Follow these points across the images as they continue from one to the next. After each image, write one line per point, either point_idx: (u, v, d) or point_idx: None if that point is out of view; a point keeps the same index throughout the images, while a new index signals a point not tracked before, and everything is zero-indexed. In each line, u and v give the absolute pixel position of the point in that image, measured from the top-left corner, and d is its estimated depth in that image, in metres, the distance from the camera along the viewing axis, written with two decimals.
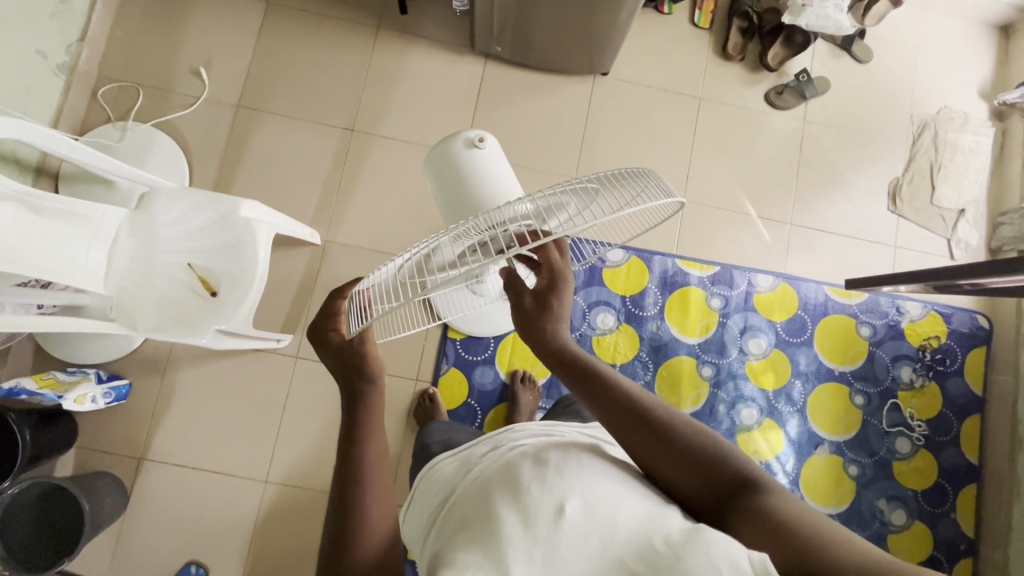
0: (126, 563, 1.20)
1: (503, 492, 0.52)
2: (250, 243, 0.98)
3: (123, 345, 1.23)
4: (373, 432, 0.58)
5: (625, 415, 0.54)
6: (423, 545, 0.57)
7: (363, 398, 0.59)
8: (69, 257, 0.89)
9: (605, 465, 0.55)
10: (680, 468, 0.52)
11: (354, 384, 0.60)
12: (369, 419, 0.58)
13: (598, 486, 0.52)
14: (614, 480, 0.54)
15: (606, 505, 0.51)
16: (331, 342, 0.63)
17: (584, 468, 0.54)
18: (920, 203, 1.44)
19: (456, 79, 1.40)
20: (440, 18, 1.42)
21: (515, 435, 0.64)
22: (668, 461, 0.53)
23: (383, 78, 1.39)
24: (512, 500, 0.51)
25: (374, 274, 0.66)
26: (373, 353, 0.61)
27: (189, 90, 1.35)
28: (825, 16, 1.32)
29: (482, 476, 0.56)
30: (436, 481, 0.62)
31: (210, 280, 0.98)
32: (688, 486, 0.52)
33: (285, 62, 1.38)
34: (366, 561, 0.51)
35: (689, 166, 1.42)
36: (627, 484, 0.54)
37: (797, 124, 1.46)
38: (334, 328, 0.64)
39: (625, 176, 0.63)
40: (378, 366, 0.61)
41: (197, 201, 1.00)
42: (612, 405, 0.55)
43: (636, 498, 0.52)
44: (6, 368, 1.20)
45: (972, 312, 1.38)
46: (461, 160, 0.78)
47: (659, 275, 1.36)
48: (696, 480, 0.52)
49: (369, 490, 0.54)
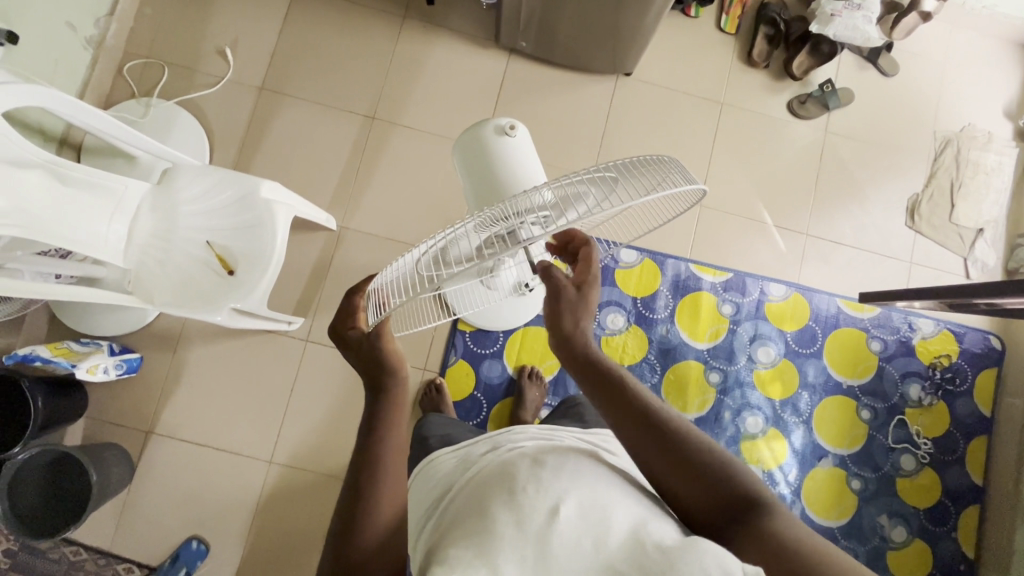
0: (129, 534, 1.21)
1: (498, 491, 0.53)
2: (270, 224, 0.98)
3: (137, 319, 1.25)
4: (391, 425, 0.58)
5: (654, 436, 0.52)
6: (417, 537, 0.58)
7: (383, 389, 0.60)
8: (89, 228, 0.90)
9: (600, 473, 0.56)
10: (688, 485, 0.51)
11: (374, 377, 0.61)
12: (387, 411, 0.59)
13: (591, 491, 0.52)
14: (608, 486, 0.54)
15: (601, 509, 0.51)
16: (349, 338, 0.63)
17: (579, 473, 0.54)
18: (938, 220, 1.43)
19: (478, 72, 1.40)
20: (466, 10, 1.42)
21: (515, 437, 0.66)
22: (672, 469, 0.52)
23: (406, 68, 1.39)
24: (507, 498, 0.51)
25: (388, 268, 0.67)
26: (390, 347, 0.61)
27: (214, 70, 1.36)
28: (853, 27, 1.31)
29: (480, 474, 0.57)
30: (435, 476, 0.66)
31: (228, 259, 0.98)
32: (696, 502, 0.52)
33: (310, 47, 1.38)
34: (374, 546, 0.51)
35: (707, 171, 1.42)
36: (621, 490, 0.54)
37: (819, 134, 1.45)
38: (354, 325, 0.65)
39: (644, 164, 0.63)
40: (395, 359, 0.61)
41: (218, 180, 1.00)
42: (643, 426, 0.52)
43: (628, 505, 0.52)
44: (22, 336, 1.21)
45: (985, 333, 1.37)
46: (503, 150, 0.78)
47: (671, 278, 1.36)
48: (711, 503, 0.51)
49: (379, 479, 0.54)
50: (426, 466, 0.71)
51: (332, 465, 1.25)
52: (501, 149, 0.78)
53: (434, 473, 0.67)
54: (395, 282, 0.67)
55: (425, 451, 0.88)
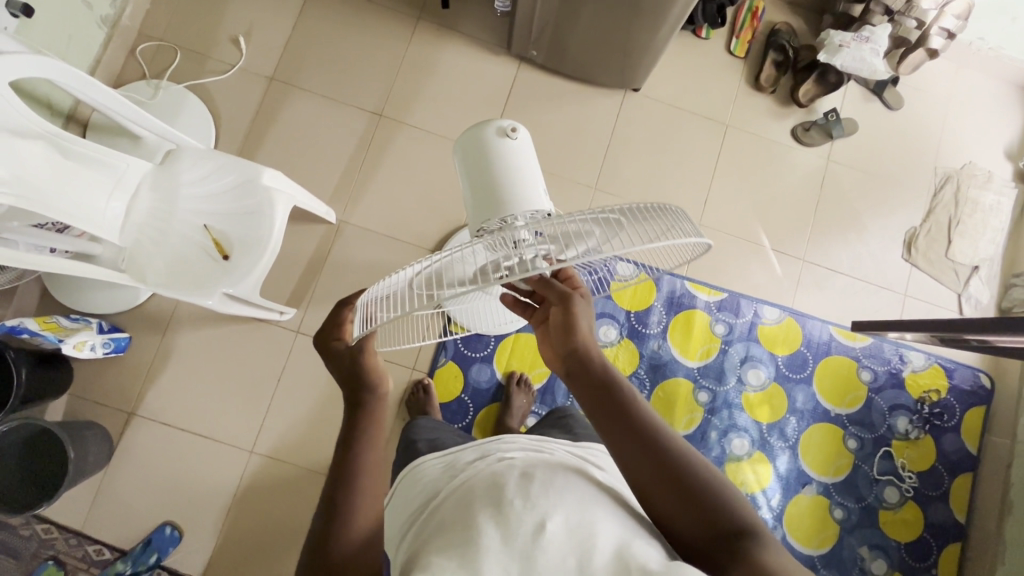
0: (102, 516, 1.20)
1: (486, 504, 0.52)
2: (268, 211, 0.98)
3: (129, 299, 1.24)
4: (372, 440, 0.59)
5: (649, 456, 0.52)
6: (397, 546, 0.57)
7: (362, 405, 0.61)
8: (88, 203, 0.90)
9: (589, 488, 0.55)
10: (679, 510, 0.51)
11: (355, 393, 0.62)
12: (368, 428, 0.60)
13: (581, 507, 0.52)
14: (597, 504, 0.54)
15: (587, 526, 0.50)
16: (335, 349, 0.64)
17: (567, 489, 0.54)
18: (935, 255, 1.43)
19: (488, 78, 1.42)
20: (480, 16, 1.43)
21: (504, 447, 0.65)
22: (661, 487, 0.51)
23: (417, 69, 1.40)
24: (494, 512, 0.51)
25: (381, 283, 0.62)
26: (371, 362, 0.62)
27: (226, 58, 1.37)
28: (861, 58, 1.33)
29: (468, 484, 0.56)
30: (418, 482, 0.64)
31: (224, 244, 0.98)
32: (687, 529, 0.51)
33: (323, 42, 1.39)
34: (347, 556, 0.53)
35: (708, 191, 1.43)
36: (609, 508, 0.54)
37: (820, 162, 1.46)
38: (340, 336, 0.66)
39: (648, 211, 0.62)
40: (381, 378, 0.62)
41: (219, 165, 1.00)
42: (636, 448, 0.52)
43: (615, 522, 0.52)
44: (11, 306, 1.21)
45: (975, 370, 1.37)
46: (506, 151, 0.78)
47: (666, 294, 1.36)
48: (702, 528, 0.50)
49: (357, 490, 0.56)
50: (408, 472, 0.68)
51: (313, 459, 1.24)
52: (501, 150, 0.78)
53: (416, 478, 0.65)
54: (384, 298, 0.62)
55: (410, 453, 0.87)
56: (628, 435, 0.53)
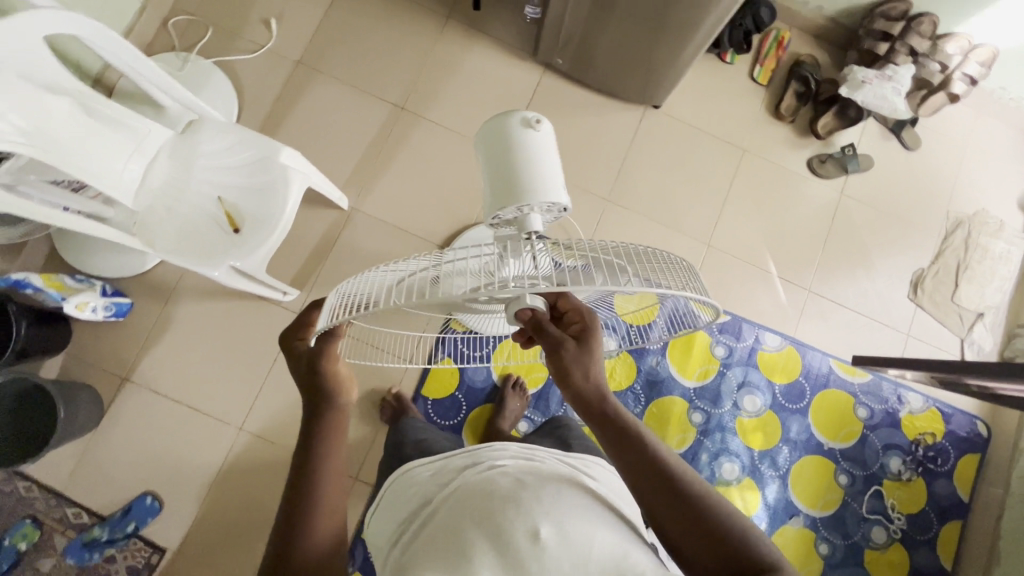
0: (84, 479, 1.19)
1: (481, 519, 0.55)
2: (284, 189, 0.99)
3: (135, 265, 1.24)
4: (330, 454, 0.60)
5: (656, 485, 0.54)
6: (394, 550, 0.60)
7: (325, 410, 0.62)
8: (107, 164, 0.91)
9: (582, 496, 0.58)
10: (688, 534, 0.53)
11: (317, 398, 0.62)
12: (327, 439, 0.60)
13: (576, 514, 0.55)
14: (592, 513, 0.56)
15: (582, 534, 0.53)
16: (296, 350, 0.65)
17: (560, 500, 0.56)
18: (940, 297, 1.43)
19: (512, 82, 1.43)
20: (510, 20, 1.45)
21: (496, 454, 0.66)
22: (670, 512, 0.54)
23: (443, 67, 1.42)
24: (488, 526, 0.54)
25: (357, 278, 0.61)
26: (332, 370, 0.62)
27: (256, 38, 1.39)
28: (882, 96, 1.35)
29: (462, 495, 0.59)
30: (411, 484, 0.67)
31: (237, 217, 0.98)
32: (695, 552, 0.53)
33: (353, 31, 1.41)
34: (311, 557, 0.56)
35: (720, 213, 1.43)
36: (604, 517, 0.57)
37: (834, 195, 1.46)
38: (301, 338, 0.66)
39: (654, 259, 0.63)
40: (342, 390, 0.63)
41: (241, 138, 1.01)
42: (647, 474, 0.55)
43: (611, 531, 0.55)
44: (17, 263, 1.21)
45: (973, 417, 1.36)
46: (529, 143, 0.78)
47: (669, 311, 1.34)
48: (710, 552, 0.52)
49: (318, 495, 0.58)
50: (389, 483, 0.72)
51: None
52: (523, 139, 0.78)
53: (404, 484, 0.69)
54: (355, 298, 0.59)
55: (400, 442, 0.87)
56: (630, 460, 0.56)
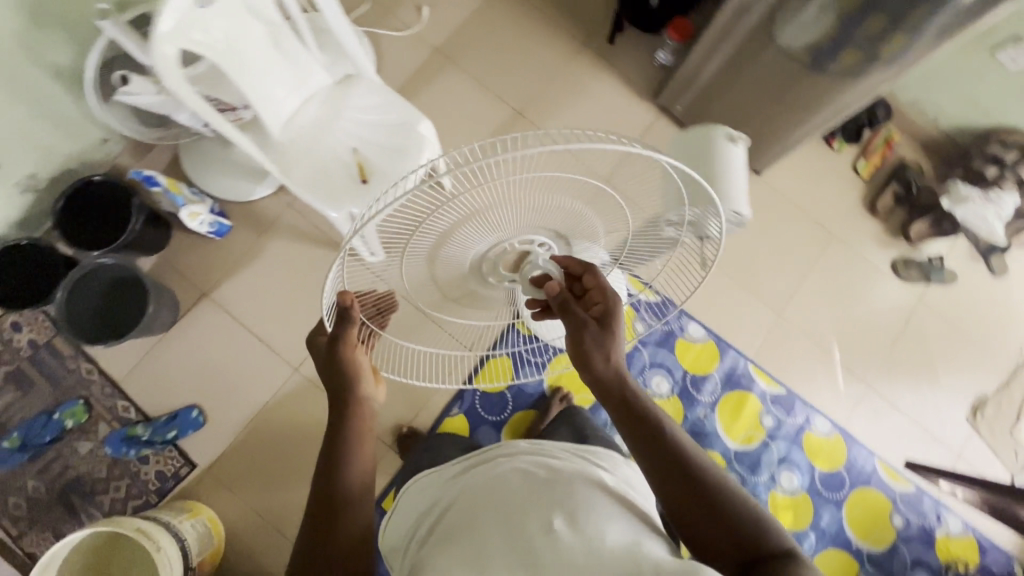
0: (141, 377, 1.23)
1: (486, 519, 0.60)
2: (416, 154, 1.03)
3: (243, 194, 1.30)
4: (357, 443, 0.67)
5: (670, 466, 0.58)
6: (416, 547, 0.65)
7: (348, 404, 0.68)
8: (271, 90, 0.98)
9: (596, 496, 0.60)
10: (704, 518, 0.55)
11: (340, 392, 0.69)
12: (353, 431, 0.67)
13: (587, 510, 0.58)
14: (605, 508, 0.59)
15: (593, 525, 0.56)
16: (316, 344, 0.73)
17: (569, 498, 0.59)
18: (999, 428, 1.41)
19: (627, 116, 1.49)
20: (639, 60, 1.52)
21: (512, 453, 0.70)
22: (687, 491, 0.57)
23: (567, 87, 1.49)
24: (494, 523, 0.59)
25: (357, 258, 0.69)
26: (352, 358, 0.68)
27: (405, 19, 1.48)
28: (982, 216, 1.36)
29: (472, 495, 0.65)
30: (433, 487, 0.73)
31: (366, 168, 1.02)
32: (712, 538, 0.55)
33: (493, 35, 1.50)
34: (344, 546, 0.61)
35: (797, 287, 1.44)
36: (619, 511, 0.59)
37: (911, 299, 1.47)
38: (321, 333, 0.74)
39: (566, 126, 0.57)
40: (366, 385, 0.69)
41: (389, 101, 1.07)
42: (662, 456, 0.58)
43: (626, 524, 0.57)
44: (142, 163, 1.29)
45: (1011, 557, 1.32)
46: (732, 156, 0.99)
47: (727, 368, 1.36)
48: (724, 537, 0.55)
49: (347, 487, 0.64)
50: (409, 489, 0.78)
51: None
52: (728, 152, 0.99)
53: (431, 483, 0.75)
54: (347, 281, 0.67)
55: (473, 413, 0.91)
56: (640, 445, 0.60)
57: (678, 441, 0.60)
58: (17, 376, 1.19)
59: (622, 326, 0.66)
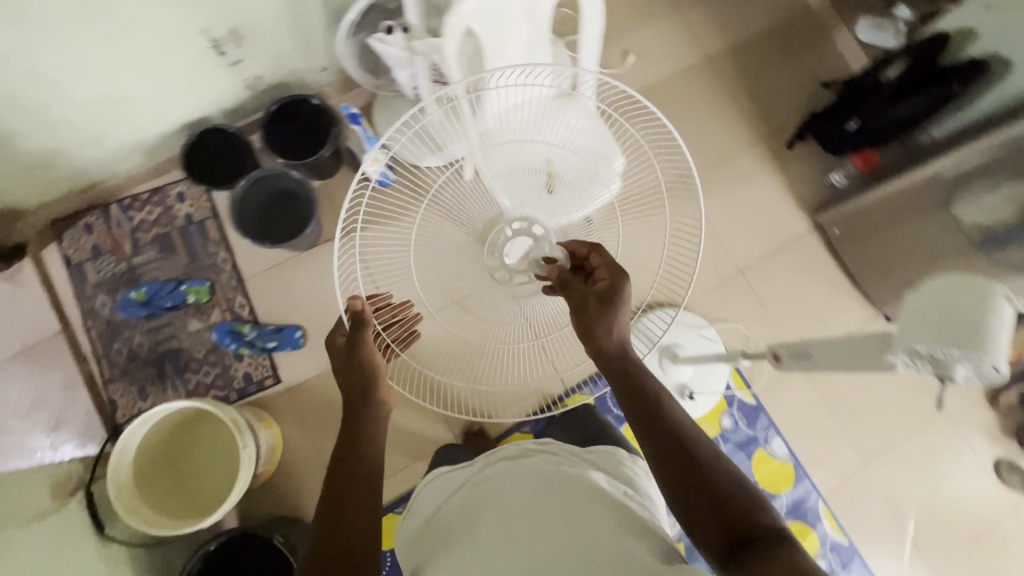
0: (264, 284, 1.29)
1: (485, 519, 0.70)
2: (602, 185, 1.08)
3: (411, 156, 1.32)
4: (367, 440, 0.79)
5: (667, 454, 0.73)
6: (425, 547, 0.75)
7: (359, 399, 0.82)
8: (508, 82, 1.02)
9: (589, 500, 0.70)
10: (698, 501, 0.69)
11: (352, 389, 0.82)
12: (366, 426, 0.80)
13: (580, 516, 0.67)
14: (599, 510, 0.68)
15: (586, 531, 0.64)
16: (336, 340, 0.87)
17: (562, 506, 0.69)
18: None
19: (782, 219, 1.49)
20: (811, 172, 1.53)
21: (523, 458, 0.81)
22: (688, 481, 0.70)
23: (733, 172, 1.51)
24: (492, 525, 0.69)
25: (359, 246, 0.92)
26: (369, 357, 0.83)
27: (609, 57, 1.53)
28: None
29: (477, 496, 0.76)
30: (444, 485, 0.84)
31: (554, 180, 1.05)
32: (707, 520, 0.67)
33: (683, 100, 1.53)
34: (360, 538, 0.70)
35: (893, 447, 1.39)
36: (612, 511, 0.68)
37: (1004, 506, 1.39)
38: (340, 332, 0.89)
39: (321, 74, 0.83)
40: (379, 388, 0.82)
41: (594, 129, 1.11)
42: (663, 444, 0.74)
43: (620, 523, 0.65)
44: (340, 97, 1.36)
45: None
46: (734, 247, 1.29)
47: (797, 497, 1.32)
48: (716, 521, 0.67)
49: (351, 482, 0.74)
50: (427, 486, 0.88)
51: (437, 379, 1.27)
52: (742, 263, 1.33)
53: (443, 483, 0.85)
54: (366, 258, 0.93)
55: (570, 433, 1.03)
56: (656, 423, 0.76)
57: (685, 432, 0.75)
58: (164, 240, 1.27)
59: (625, 302, 0.85)
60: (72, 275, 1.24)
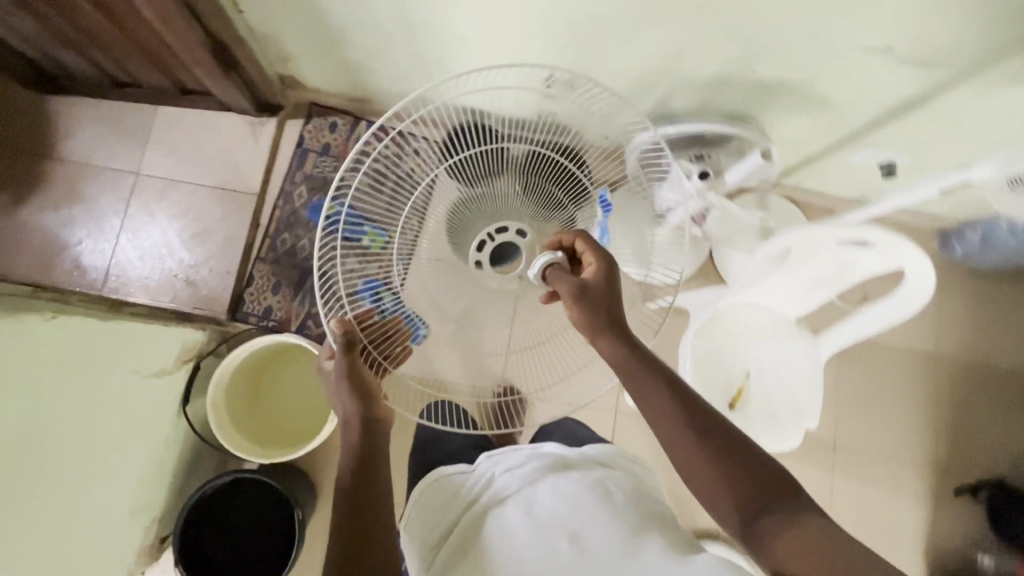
0: None
1: (494, 532, 0.68)
2: (780, 436, 1.01)
3: None
4: (378, 464, 0.79)
5: (687, 426, 0.65)
6: (436, 557, 0.72)
7: (373, 422, 0.83)
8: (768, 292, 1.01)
9: (605, 512, 0.67)
10: (725, 476, 0.62)
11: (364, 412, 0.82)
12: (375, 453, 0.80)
13: (604, 529, 0.64)
14: (614, 521, 0.65)
15: (612, 545, 0.62)
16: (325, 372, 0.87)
17: (581, 517, 0.66)
18: None
19: (898, 555, 1.33)
20: (961, 536, 1.35)
21: (506, 462, 0.79)
22: (705, 454, 0.63)
23: (885, 479, 1.36)
24: (501, 539, 0.67)
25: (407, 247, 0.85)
26: (371, 380, 0.84)
27: None
28: None
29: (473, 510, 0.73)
30: (442, 490, 0.79)
31: (740, 399, 1.02)
32: (733, 493, 0.61)
33: (886, 378, 1.40)
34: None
35: None
36: (630, 523, 0.65)
37: None
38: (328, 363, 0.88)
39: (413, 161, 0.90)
40: (379, 405, 0.83)
41: (812, 380, 1.04)
42: (677, 425, 0.66)
43: (643, 534, 0.64)
44: None
45: None
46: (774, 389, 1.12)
47: None
48: (747, 488, 0.61)
49: (371, 517, 0.72)
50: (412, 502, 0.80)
51: None
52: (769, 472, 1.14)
53: (438, 485, 0.81)
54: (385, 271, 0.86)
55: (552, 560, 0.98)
56: (648, 389, 0.68)
57: (693, 400, 0.68)
58: None
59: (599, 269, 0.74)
60: (295, 155, 1.31)
